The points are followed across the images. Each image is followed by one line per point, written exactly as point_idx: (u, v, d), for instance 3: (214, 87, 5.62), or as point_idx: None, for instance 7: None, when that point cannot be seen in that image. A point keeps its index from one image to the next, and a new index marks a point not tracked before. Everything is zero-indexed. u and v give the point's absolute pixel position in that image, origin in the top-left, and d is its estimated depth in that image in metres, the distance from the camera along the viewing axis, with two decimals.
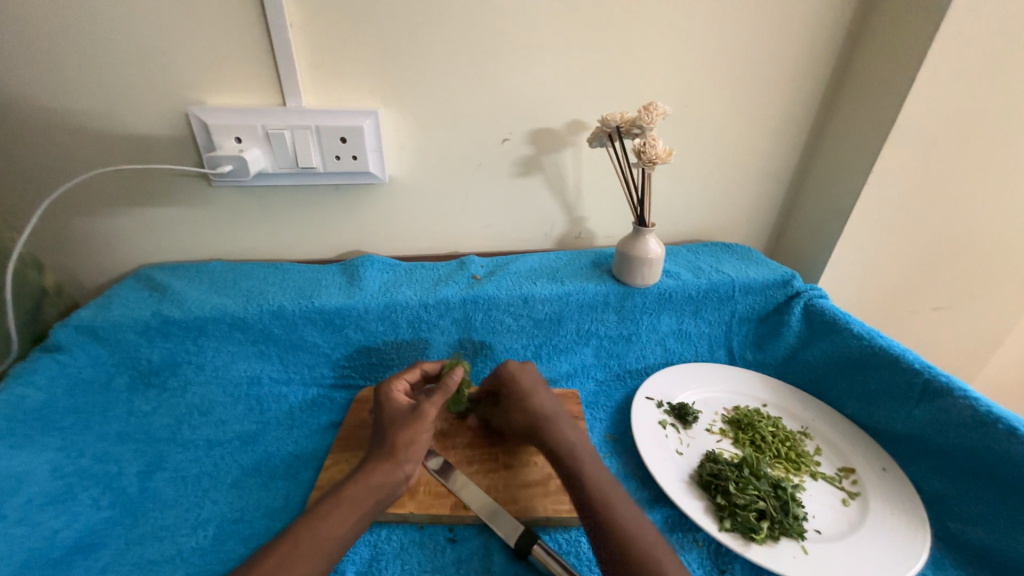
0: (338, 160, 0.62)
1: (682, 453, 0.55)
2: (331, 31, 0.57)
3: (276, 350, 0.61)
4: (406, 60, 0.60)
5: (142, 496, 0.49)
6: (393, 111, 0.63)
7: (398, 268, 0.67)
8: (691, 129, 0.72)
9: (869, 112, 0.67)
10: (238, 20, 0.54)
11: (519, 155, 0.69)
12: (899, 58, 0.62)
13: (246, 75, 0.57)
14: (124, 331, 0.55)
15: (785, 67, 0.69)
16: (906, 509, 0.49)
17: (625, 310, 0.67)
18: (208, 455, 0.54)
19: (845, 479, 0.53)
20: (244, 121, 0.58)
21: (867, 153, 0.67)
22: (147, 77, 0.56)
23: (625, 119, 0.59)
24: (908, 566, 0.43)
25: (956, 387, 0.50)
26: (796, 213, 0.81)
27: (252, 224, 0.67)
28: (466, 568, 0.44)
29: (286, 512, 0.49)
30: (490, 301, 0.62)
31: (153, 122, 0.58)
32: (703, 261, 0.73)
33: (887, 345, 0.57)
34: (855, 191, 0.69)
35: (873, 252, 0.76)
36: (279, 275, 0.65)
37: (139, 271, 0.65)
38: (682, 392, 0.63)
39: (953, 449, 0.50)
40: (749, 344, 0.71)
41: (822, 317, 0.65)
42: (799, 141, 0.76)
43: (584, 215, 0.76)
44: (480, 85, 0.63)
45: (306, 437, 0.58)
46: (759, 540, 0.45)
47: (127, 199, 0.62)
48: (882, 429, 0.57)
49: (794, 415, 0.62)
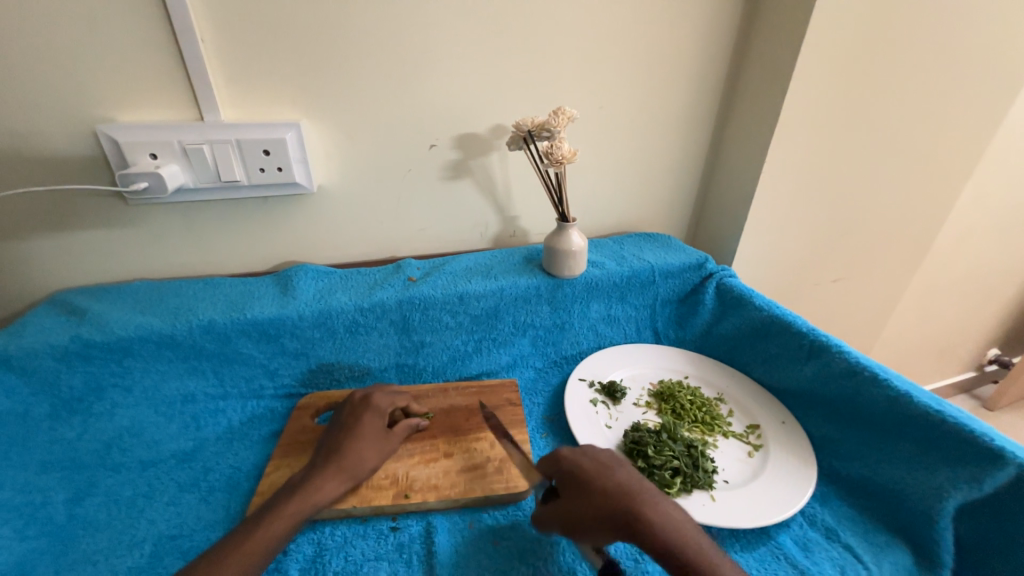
0: (262, 172, 0.62)
1: (610, 426, 0.60)
2: (245, 46, 0.57)
3: (210, 365, 0.60)
4: (326, 73, 0.62)
5: (72, 522, 0.48)
6: (317, 122, 0.64)
7: (333, 275, 0.68)
8: (607, 129, 0.78)
9: (758, 108, 0.75)
10: (144, 35, 0.54)
11: (448, 159, 0.72)
12: (777, 61, 0.71)
13: (159, 91, 0.57)
14: (40, 358, 0.53)
15: (684, 71, 0.76)
16: (798, 454, 0.56)
17: (557, 300, 0.71)
18: (142, 476, 0.53)
19: (751, 434, 0.60)
20: (158, 137, 0.57)
21: (760, 144, 0.75)
22: (49, 95, 0.54)
23: (536, 123, 0.63)
24: (796, 501, 0.50)
25: (834, 344, 0.58)
26: (709, 202, 0.89)
27: (177, 240, 0.66)
28: (409, 552, 0.47)
29: (227, 522, 0.49)
30: (426, 301, 0.65)
31: (59, 142, 0.56)
32: (626, 250, 0.79)
33: (781, 314, 0.65)
34: (751, 179, 0.78)
35: (774, 234, 0.85)
36: (210, 289, 0.64)
37: (53, 295, 0.62)
38: (612, 371, 0.69)
39: (834, 398, 0.58)
40: (672, 323, 0.78)
41: (729, 294, 0.72)
42: (703, 137, 0.84)
43: (515, 214, 0.80)
44: (402, 94, 0.66)
45: (248, 449, 0.58)
46: (674, 494, 0.50)
47: (35, 222, 0.60)
48: (781, 387, 0.65)
49: (710, 383, 0.68)
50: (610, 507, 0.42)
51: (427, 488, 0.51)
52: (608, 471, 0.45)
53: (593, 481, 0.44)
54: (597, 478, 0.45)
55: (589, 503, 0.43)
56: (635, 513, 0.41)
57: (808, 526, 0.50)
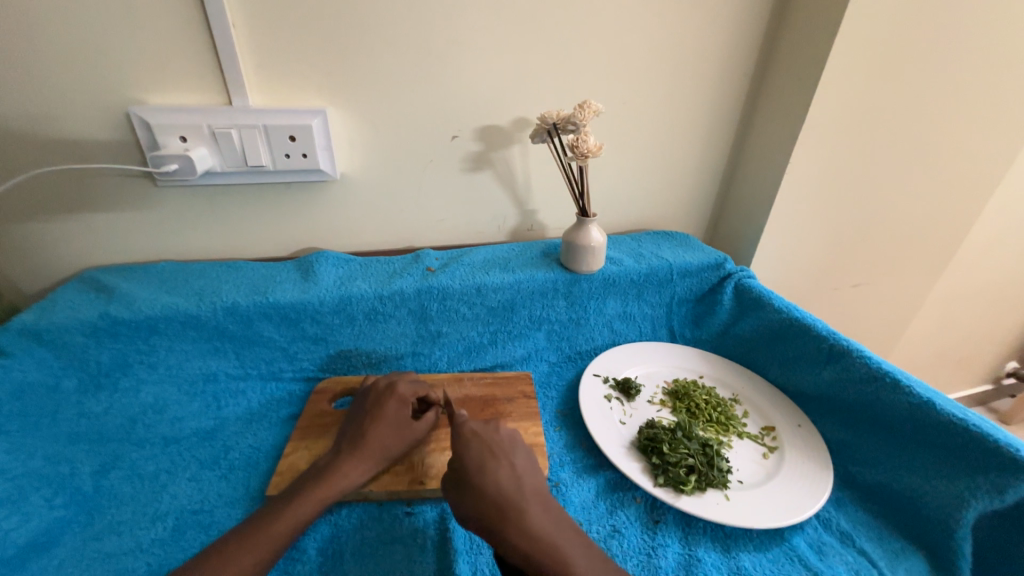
0: (287, 158, 0.63)
1: (625, 423, 0.60)
2: (274, 32, 0.58)
3: (232, 346, 0.62)
4: (352, 61, 0.62)
5: (98, 494, 0.49)
6: (342, 110, 0.64)
7: (352, 263, 0.69)
8: (630, 125, 0.77)
9: (784, 108, 0.74)
10: (177, 18, 0.54)
11: (469, 150, 0.72)
12: (806, 60, 0.69)
13: (189, 75, 0.57)
14: (70, 333, 0.55)
15: (709, 68, 0.75)
16: (815, 458, 0.55)
17: (574, 295, 0.71)
18: (165, 452, 0.54)
19: (767, 436, 0.59)
20: (188, 121, 0.58)
21: (785, 144, 0.74)
22: (83, 76, 0.55)
23: (560, 117, 0.63)
24: (812, 504, 0.49)
25: (855, 348, 0.57)
26: (729, 201, 0.88)
27: (203, 223, 0.67)
28: (423, 537, 0.47)
29: (247, 500, 0.50)
30: (444, 291, 0.65)
31: (92, 123, 0.57)
32: (644, 248, 0.78)
33: (801, 317, 0.64)
34: (774, 180, 0.77)
35: (795, 237, 0.84)
36: (232, 273, 0.65)
37: (83, 273, 0.64)
38: (627, 368, 0.69)
39: (852, 403, 0.57)
40: (687, 322, 0.78)
41: (748, 294, 0.71)
42: (726, 136, 0.83)
43: (534, 207, 0.80)
44: (427, 83, 0.66)
45: (266, 429, 0.59)
46: (688, 492, 0.50)
47: (66, 201, 0.61)
48: (799, 390, 0.64)
49: (726, 384, 0.68)
50: (487, 512, 0.40)
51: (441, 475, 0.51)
52: (488, 470, 0.42)
53: (469, 476, 0.42)
54: (476, 479, 0.42)
55: (468, 505, 0.41)
56: (508, 519, 0.40)
57: (823, 530, 0.50)
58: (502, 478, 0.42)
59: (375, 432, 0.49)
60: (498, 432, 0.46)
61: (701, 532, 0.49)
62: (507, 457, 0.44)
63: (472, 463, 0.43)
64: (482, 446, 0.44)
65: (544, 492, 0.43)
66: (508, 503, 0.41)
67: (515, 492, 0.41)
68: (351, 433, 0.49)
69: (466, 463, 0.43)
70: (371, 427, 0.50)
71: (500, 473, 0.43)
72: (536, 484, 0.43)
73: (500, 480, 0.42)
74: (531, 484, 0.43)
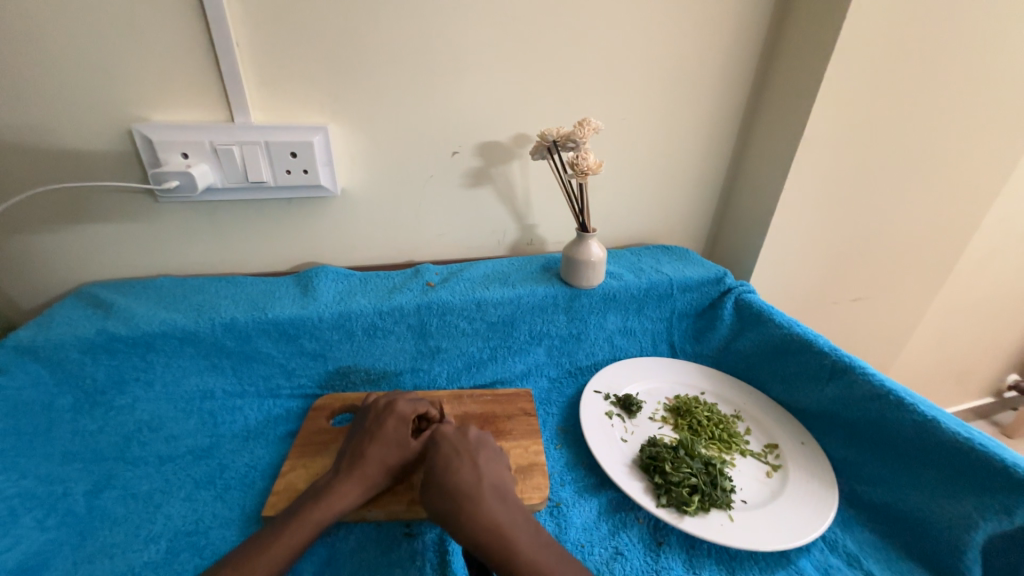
0: (289, 174, 0.63)
1: (626, 440, 0.59)
2: (278, 51, 0.59)
3: (230, 362, 0.61)
4: (355, 79, 0.63)
5: (90, 515, 0.48)
6: (344, 127, 0.65)
7: (352, 278, 0.69)
8: (629, 141, 0.78)
9: (780, 124, 0.75)
10: (182, 38, 0.55)
11: (469, 166, 0.73)
12: (802, 78, 0.70)
13: (193, 92, 0.58)
14: (67, 350, 0.54)
15: (707, 86, 0.76)
16: (819, 477, 0.54)
17: (574, 310, 0.71)
18: (160, 471, 0.53)
19: (770, 454, 0.59)
20: (191, 137, 0.59)
21: (783, 160, 0.75)
22: (88, 93, 0.55)
23: (561, 134, 0.64)
24: (818, 525, 0.48)
25: (857, 365, 0.57)
26: (728, 216, 0.89)
27: (203, 239, 0.67)
28: (422, 560, 0.46)
29: (243, 521, 0.49)
30: (444, 306, 0.65)
31: (95, 139, 0.58)
32: (644, 262, 0.78)
33: (802, 332, 0.64)
34: (773, 195, 0.77)
35: (794, 252, 0.84)
36: (232, 288, 0.65)
37: (81, 288, 0.63)
38: (628, 384, 0.68)
39: (856, 420, 0.56)
40: (688, 337, 0.78)
41: (748, 310, 0.71)
42: (724, 152, 0.83)
43: (534, 222, 0.80)
44: (428, 101, 0.67)
45: (263, 447, 0.58)
46: (691, 512, 0.49)
47: (66, 215, 0.61)
48: (802, 407, 0.64)
49: (728, 400, 0.67)
50: (447, 511, 0.40)
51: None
52: (450, 467, 0.43)
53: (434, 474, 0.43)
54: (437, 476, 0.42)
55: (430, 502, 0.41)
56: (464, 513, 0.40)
57: (830, 552, 0.49)
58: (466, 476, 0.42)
59: (376, 452, 0.49)
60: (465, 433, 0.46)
61: (706, 554, 0.49)
62: (470, 454, 0.44)
63: (435, 462, 0.43)
64: (447, 445, 0.45)
65: (504, 487, 0.43)
66: (468, 498, 0.41)
67: (474, 487, 0.42)
68: (352, 453, 0.49)
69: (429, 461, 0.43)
70: (372, 447, 0.49)
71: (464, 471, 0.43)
72: (497, 479, 0.43)
73: (461, 476, 0.42)
74: (492, 479, 0.43)
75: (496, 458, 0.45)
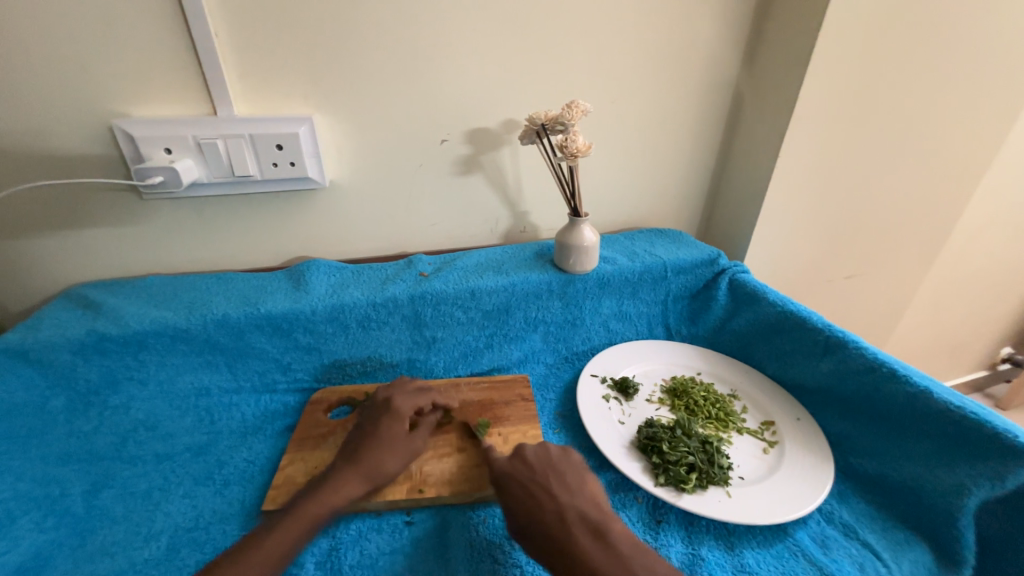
0: (275, 167, 0.63)
1: (624, 422, 0.59)
2: (257, 41, 0.57)
3: (225, 359, 0.61)
4: (337, 67, 0.61)
5: (90, 514, 0.48)
6: (329, 118, 0.64)
7: (344, 270, 0.68)
8: (619, 124, 0.77)
9: (771, 102, 0.74)
10: (158, 29, 0.54)
11: (459, 154, 0.72)
12: (791, 54, 0.70)
13: (173, 86, 0.57)
14: (57, 352, 0.54)
15: (697, 65, 0.75)
16: (815, 453, 0.55)
17: (568, 296, 0.71)
18: (157, 469, 0.53)
19: (767, 431, 0.59)
20: (172, 132, 0.58)
21: (774, 138, 0.74)
22: (64, 90, 0.54)
23: (549, 117, 0.63)
24: (815, 497, 0.49)
25: (851, 340, 0.57)
26: (721, 197, 0.88)
27: (191, 235, 0.66)
28: (425, 546, 0.47)
29: (243, 515, 0.49)
30: (438, 296, 0.65)
31: (75, 136, 0.57)
32: (637, 246, 0.78)
33: (796, 310, 0.64)
34: (765, 174, 0.77)
35: (788, 230, 0.84)
36: (222, 284, 0.64)
37: (70, 290, 0.63)
38: (624, 367, 0.68)
39: (850, 394, 0.57)
40: (684, 319, 0.78)
41: (743, 290, 0.71)
42: (716, 131, 0.83)
43: (526, 209, 0.80)
44: (413, 88, 0.66)
45: (261, 442, 0.58)
46: (690, 490, 0.50)
47: (50, 217, 0.60)
48: (796, 383, 0.64)
49: (724, 380, 0.68)
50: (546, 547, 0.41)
51: (441, 483, 0.51)
52: (532, 506, 0.44)
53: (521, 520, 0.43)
54: (524, 517, 0.44)
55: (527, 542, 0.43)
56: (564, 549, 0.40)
57: (826, 523, 0.50)
58: (551, 506, 0.44)
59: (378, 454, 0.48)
60: (525, 462, 0.48)
61: (705, 530, 0.49)
62: (543, 487, 0.45)
63: (517, 504, 0.45)
64: (518, 483, 0.46)
65: (595, 514, 0.43)
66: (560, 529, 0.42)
67: (562, 520, 0.42)
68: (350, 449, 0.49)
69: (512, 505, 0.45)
70: (370, 446, 0.49)
71: (543, 499, 0.44)
72: (584, 505, 0.44)
73: (547, 510, 0.43)
74: (577, 506, 0.43)
75: (574, 481, 0.46)
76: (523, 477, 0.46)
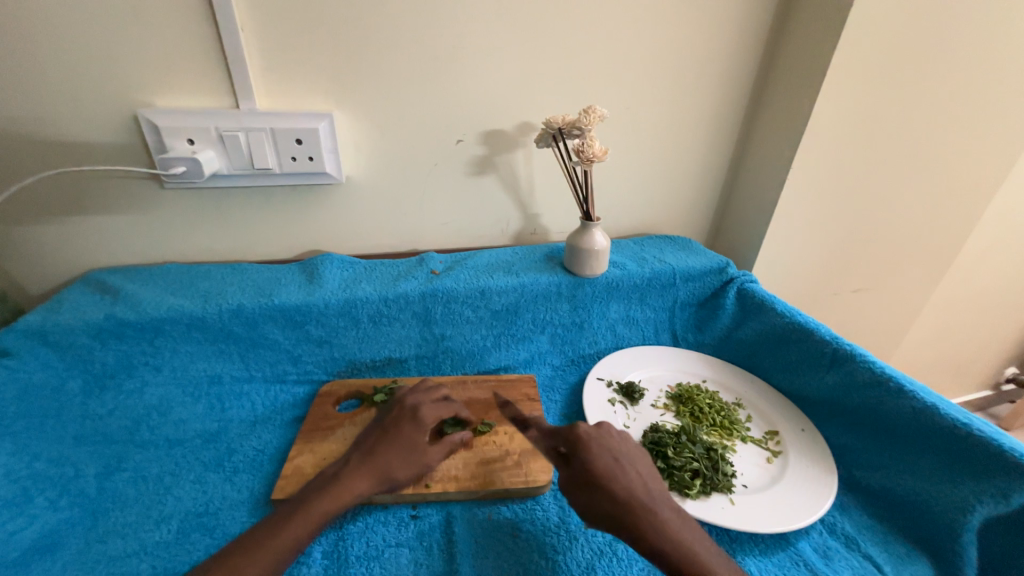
0: (294, 161, 0.63)
1: (629, 426, 0.60)
2: (282, 36, 0.58)
3: (237, 348, 0.62)
4: (357, 65, 0.62)
5: (102, 496, 0.49)
6: (348, 114, 0.65)
7: (357, 266, 0.69)
8: (633, 130, 0.78)
9: (785, 114, 0.74)
10: (185, 22, 0.55)
11: (473, 154, 0.73)
12: (807, 67, 0.70)
13: (197, 78, 0.58)
14: (75, 335, 0.55)
15: (713, 75, 0.76)
16: (818, 464, 0.55)
17: (577, 299, 0.71)
18: (168, 454, 0.54)
19: (770, 440, 0.59)
20: (195, 123, 0.59)
21: (787, 150, 0.75)
22: (91, 79, 0.55)
23: (566, 121, 0.64)
24: (816, 508, 0.49)
25: (858, 353, 0.58)
26: (732, 206, 0.89)
27: (208, 225, 0.67)
28: (429, 540, 0.47)
29: (253, 502, 0.50)
30: (449, 294, 0.65)
31: (100, 124, 0.58)
32: (647, 252, 0.79)
33: (804, 321, 0.64)
34: (776, 186, 0.77)
35: (797, 241, 0.84)
36: (237, 275, 0.65)
37: (89, 274, 0.64)
38: (630, 372, 0.69)
39: (856, 407, 0.57)
40: (691, 327, 0.78)
41: (751, 299, 0.71)
42: (728, 141, 0.83)
43: (537, 211, 0.81)
44: (431, 88, 0.66)
45: (271, 432, 0.59)
46: (693, 496, 0.50)
47: (73, 202, 0.61)
48: (801, 394, 0.65)
49: (729, 388, 0.68)
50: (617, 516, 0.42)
51: (448, 479, 0.52)
52: (617, 475, 0.44)
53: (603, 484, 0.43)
54: (605, 480, 0.43)
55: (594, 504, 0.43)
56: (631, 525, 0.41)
57: (828, 534, 0.50)
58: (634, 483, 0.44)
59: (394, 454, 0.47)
60: (612, 437, 0.48)
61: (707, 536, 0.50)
62: (631, 463, 0.45)
63: (600, 469, 0.44)
64: (605, 452, 0.46)
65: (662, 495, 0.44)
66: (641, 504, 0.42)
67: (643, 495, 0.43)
68: (365, 446, 0.48)
69: (593, 469, 0.44)
70: (387, 446, 0.48)
71: (629, 476, 0.44)
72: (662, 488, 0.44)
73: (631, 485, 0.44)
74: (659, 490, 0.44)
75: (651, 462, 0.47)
76: (610, 452, 0.46)
